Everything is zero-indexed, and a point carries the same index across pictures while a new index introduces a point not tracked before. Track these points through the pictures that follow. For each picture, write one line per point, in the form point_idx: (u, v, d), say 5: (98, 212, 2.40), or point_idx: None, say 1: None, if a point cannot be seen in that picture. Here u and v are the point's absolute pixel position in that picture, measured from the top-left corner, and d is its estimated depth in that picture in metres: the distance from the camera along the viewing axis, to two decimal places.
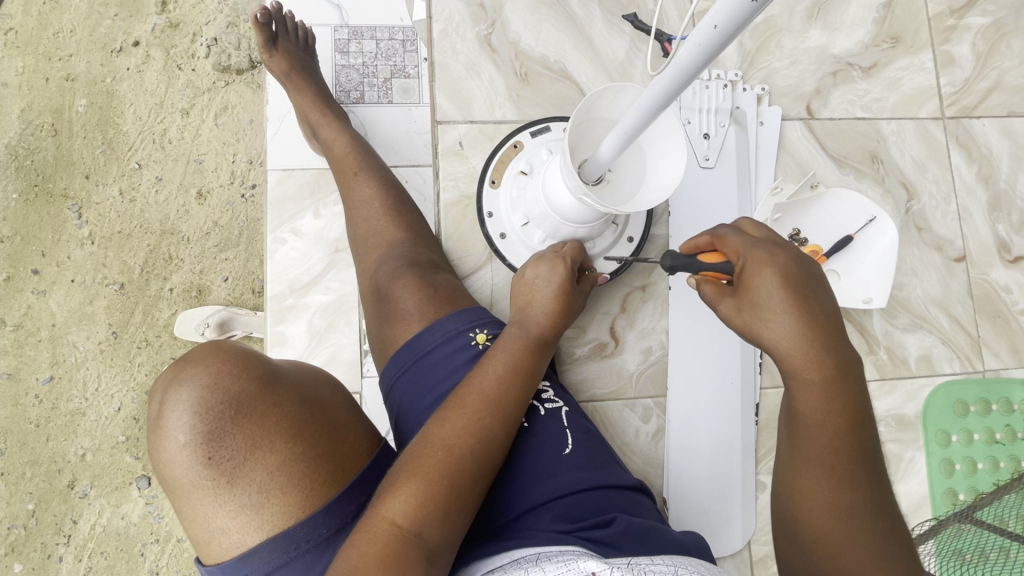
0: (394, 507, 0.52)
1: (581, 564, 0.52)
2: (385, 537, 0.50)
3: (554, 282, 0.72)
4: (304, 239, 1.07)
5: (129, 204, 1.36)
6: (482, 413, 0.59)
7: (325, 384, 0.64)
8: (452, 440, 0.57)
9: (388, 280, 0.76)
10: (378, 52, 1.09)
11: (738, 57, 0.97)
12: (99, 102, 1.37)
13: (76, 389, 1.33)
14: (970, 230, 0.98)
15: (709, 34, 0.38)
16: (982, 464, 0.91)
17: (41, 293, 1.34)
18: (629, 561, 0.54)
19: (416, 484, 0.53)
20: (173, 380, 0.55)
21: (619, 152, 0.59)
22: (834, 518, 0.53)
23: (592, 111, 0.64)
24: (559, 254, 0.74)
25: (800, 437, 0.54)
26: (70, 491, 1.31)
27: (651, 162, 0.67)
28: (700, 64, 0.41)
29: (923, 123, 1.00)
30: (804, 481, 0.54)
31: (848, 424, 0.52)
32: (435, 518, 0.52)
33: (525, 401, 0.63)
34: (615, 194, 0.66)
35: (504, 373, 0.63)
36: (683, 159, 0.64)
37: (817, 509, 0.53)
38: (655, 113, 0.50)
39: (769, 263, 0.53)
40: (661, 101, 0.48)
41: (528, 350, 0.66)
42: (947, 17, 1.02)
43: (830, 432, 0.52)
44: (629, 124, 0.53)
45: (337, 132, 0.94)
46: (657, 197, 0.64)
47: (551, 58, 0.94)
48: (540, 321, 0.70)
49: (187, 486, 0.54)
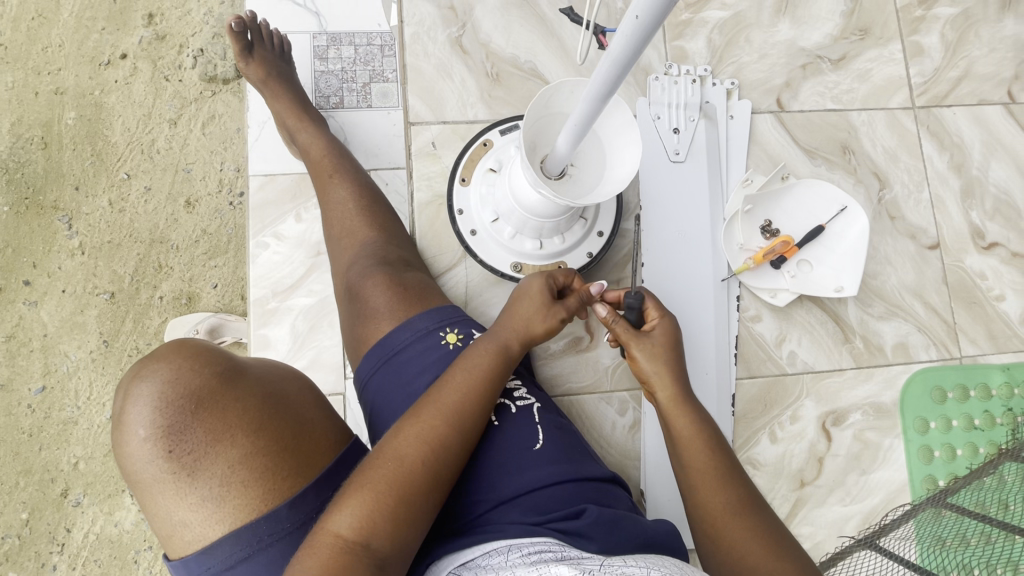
0: (341, 521, 0.54)
1: (553, 569, 0.53)
2: (331, 549, 0.52)
3: (527, 296, 0.72)
4: (286, 242, 1.09)
5: (118, 214, 1.38)
6: (438, 424, 0.60)
7: (291, 381, 0.65)
8: (404, 452, 0.58)
9: (359, 279, 0.77)
10: (357, 57, 1.11)
11: (707, 52, 0.98)
12: (88, 115, 1.39)
13: (69, 398, 1.34)
14: (943, 218, 0.98)
15: (634, 24, 0.40)
16: (960, 450, 0.92)
17: (33, 304, 1.36)
18: (602, 563, 0.54)
19: (366, 498, 0.55)
20: (134, 377, 0.57)
21: (574, 145, 0.60)
22: (731, 522, 0.59)
23: (549, 107, 0.65)
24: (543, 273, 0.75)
25: (680, 456, 0.64)
26: (63, 500, 1.32)
27: (610, 155, 0.68)
28: (633, 52, 0.43)
29: (894, 113, 1.01)
30: (698, 491, 0.62)
31: (711, 443, 0.63)
32: (382, 530, 0.54)
33: (486, 408, 0.64)
34: (576, 186, 0.67)
35: (467, 384, 0.63)
36: (639, 152, 0.65)
37: (721, 514, 0.60)
38: (599, 105, 0.52)
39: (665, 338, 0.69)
40: (605, 91, 0.50)
41: (491, 361, 0.66)
42: (915, 9, 1.03)
43: (699, 450, 0.63)
44: (579, 117, 0.55)
45: (313, 137, 0.95)
46: (614, 188, 0.65)
47: (522, 57, 0.95)
48: (508, 332, 0.69)
49: (149, 481, 0.56)
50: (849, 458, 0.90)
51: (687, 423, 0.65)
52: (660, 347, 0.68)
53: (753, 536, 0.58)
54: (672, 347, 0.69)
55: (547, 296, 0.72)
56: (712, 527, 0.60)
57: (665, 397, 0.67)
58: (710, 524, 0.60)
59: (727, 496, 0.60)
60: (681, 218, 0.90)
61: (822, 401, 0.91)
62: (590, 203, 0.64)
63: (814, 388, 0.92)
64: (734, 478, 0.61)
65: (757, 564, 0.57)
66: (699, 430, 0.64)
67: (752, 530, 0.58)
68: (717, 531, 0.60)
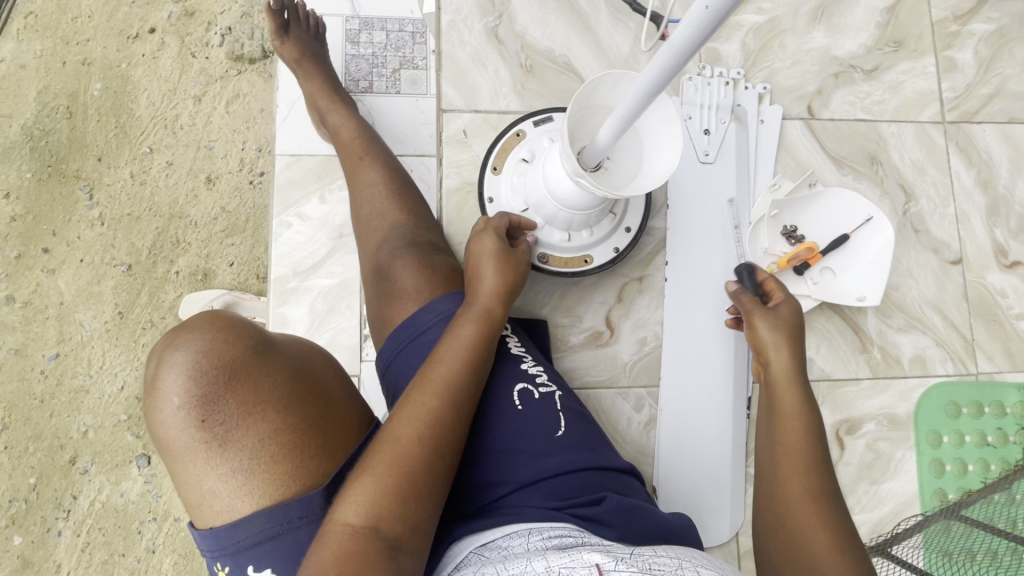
0: (346, 508, 0.53)
1: (584, 556, 0.53)
2: (342, 536, 0.52)
3: (489, 254, 0.73)
4: (309, 223, 1.09)
5: (139, 186, 1.39)
6: (426, 399, 0.60)
7: (319, 360, 0.66)
8: (400, 433, 0.58)
9: (388, 260, 0.78)
10: (388, 43, 1.11)
11: (740, 56, 0.98)
12: (113, 86, 1.40)
13: (81, 366, 1.35)
14: (967, 234, 0.99)
15: (702, 16, 0.39)
16: (972, 466, 0.92)
17: (50, 271, 1.37)
18: (632, 552, 0.55)
19: (366, 482, 0.55)
20: (170, 347, 0.58)
21: (618, 137, 0.60)
22: (813, 508, 0.57)
23: (592, 98, 0.65)
24: (485, 226, 0.77)
25: (773, 426, 0.64)
26: (71, 467, 1.33)
27: (648, 150, 0.68)
28: (697, 43, 0.42)
29: (924, 127, 1.01)
30: (788, 470, 0.60)
31: (809, 428, 0.62)
32: (388, 513, 0.54)
33: (475, 377, 0.63)
34: (614, 180, 0.67)
35: (456, 355, 0.63)
36: (679, 148, 0.65)
37: (802, 495, 0.58)
38: (649, 96, 0.52)
39: (790, 311, 0.71)
40: (660, 82, 0.49)
41: (473, 327, 0.66)
42: (950, 23, 1.03)
43: (797, 427, 0.62)
44: (628, 107, 0.54)
45: (344, 119, 0.96)
46: (652, 183, 0.65)
47: (556, 51, 0.95)
48: (485, 292, 0.69)
49: (180, 449, 0.56)
50: (860, 467, 0.91)
51: (795, 398, 0.64)
52: (799, 339, 0.69)
53: (823, 533, 0.55)
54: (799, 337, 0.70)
55: (498, 244, 0.74)
56: (791, 509, 0.58)
57: (780, 376, 0.66)
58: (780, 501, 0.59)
59: (822, 487, 0.58)
60: (707, 220, 0.91)
61: (837, 409, 0.92)
62: (627, 195, 0.64)
63: (830, 395, 0.92)
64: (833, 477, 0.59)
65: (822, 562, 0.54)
66: (813, 420, 0.63)
67: (832, 529, 0.55)
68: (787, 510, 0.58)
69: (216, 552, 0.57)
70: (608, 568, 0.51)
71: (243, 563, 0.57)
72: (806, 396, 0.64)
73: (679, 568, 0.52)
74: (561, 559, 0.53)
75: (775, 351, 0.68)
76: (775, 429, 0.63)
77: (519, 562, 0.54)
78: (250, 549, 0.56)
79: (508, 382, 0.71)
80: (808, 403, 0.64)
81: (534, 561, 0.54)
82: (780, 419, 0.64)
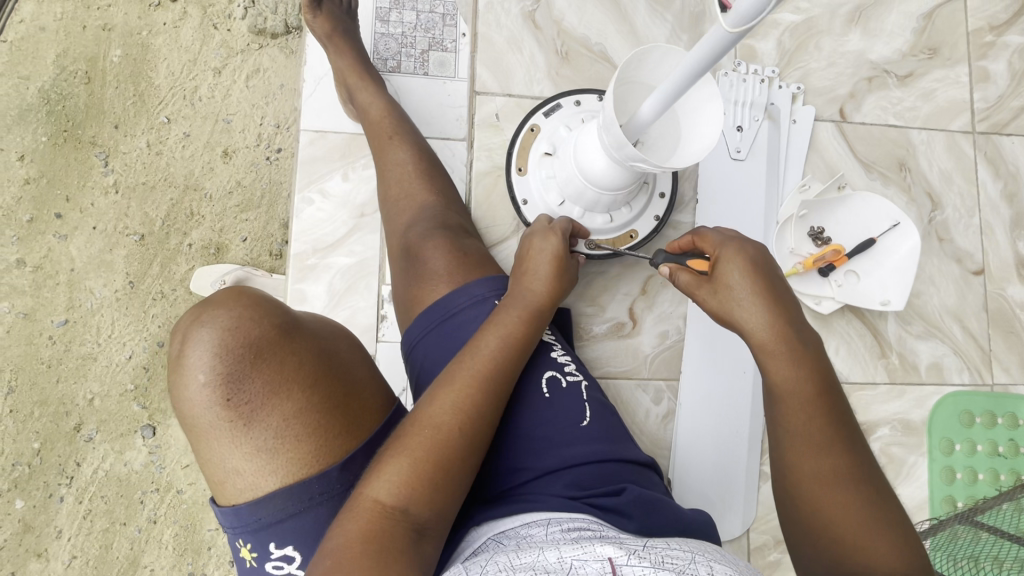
0: (378, 487, 0.53)
1: (598, 548, 0.53)
2: (370, 515, 0.52)
3: (549, 253, 0.72)
4: (330, 201, 1.08)
5: (155, 156, 1.38)
6: (472, 390, 0.60)
7: (343, 340, 0.64)
8: (440, 419, 0.58)
9: (419, 240, 0.77)
10: (418, 23, 1.02)
11: (776, 55, 0.98)
12: (133, 54, 1.38)
13: (89, 334, 1.35)
14: (990, 245, 0.99)
15: None
16: (982, 475, 0.93)
17: (63, 237, 1.36)
18: (644, 544, 0.55)
19: (402, 463, 0.55)
20: (194, 322, 0.56)
21: (667, 110, 0.58)
22: (841, 501, 0.53)
23: (623, 77, 0.62)
24: (551, 226, 0.75)
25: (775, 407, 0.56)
26: (76, 434, 1.33)
27: (687, 114, 0.67)
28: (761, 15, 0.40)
29: (953, 136, 1.01)
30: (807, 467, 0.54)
31: (817, 395, 0.55)
32: (420, 497, 0.54)
33: (515, 372, 0.64)
34: (658, 154, 0.66)
35: (497, 347, 0.63)
36: (720, 104, 0.64)
37: (823, 487, 0.53)
38: (704, 68, 0.50)
39: (737, 257, 0.59)
40: (716, 51, 0.48)
41: (522, 325, 0.66)
42: (985, 33, 1.03)
43: (797, 395, 0.55)
44: (678, 79, 0.53)
45: (373, 96, 0.93)
46: (703, 144, 0.65)
47: (592, 39, 0.97)
48: (537, 291, 0.69)
49: (205, 427, 0.55)
50: None
51: (789, 365, 0.55)
52: (772, 289, 0.58)
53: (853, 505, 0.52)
54: (766, 276, 0.59)
55: (562, 248, 0.72)
56: (820, 509, 0.53)
57: (765, 342, 0.57)
58: (805, 482, 0.54)
59: (846, 468, 0.53)
60: (738, 216, 0.91)
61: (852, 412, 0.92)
62: (684, 163, 0.64)
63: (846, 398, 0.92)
64: (856, 445, 0.55)
65: (855, 532, 0.52)
66: (818, 391, 0.55)
67: (859, 505, 0.52)
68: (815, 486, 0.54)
69: (237, 529, 0.56)
70: (620, 563, 0.51)
71: (264, 540, 0.56)
72: (802, 366, 0.56)
73: (692, 563, 0.52)
74: (574, 550, 0.53)
75: (749, 321, 0.57)
76: (784, 424, 0.56)
77: (534, 553, 0.54)
78: (272, 526, 0.56)
79: (537, 369, 0.71)
80: (809, 372, 0.55)
81: (549, 552, 0.54)
82: (785, 407, 0.56)
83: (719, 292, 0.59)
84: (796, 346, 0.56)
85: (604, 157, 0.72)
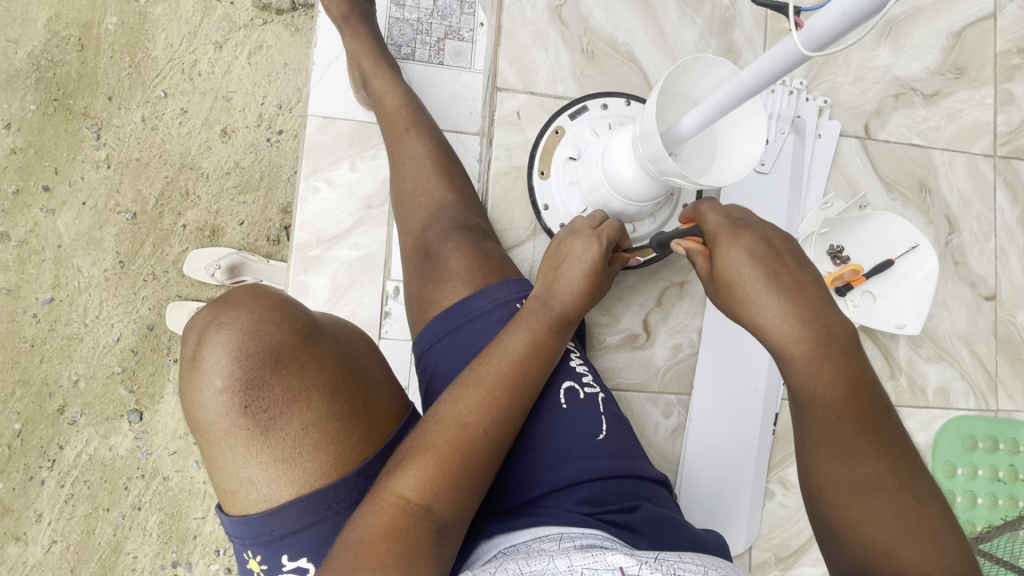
0: (403, 482, 0.51)
1: (608, 557, 0.50)
2: (393, 510, 0.49)
3: (587, 261, 0.68)
4: (337, 190, 1.03)
5: (150, 131, 1.32)
6: (500, 391, 0.58)
7: (360, 343, 0.61)
8: (466, 419, 0.56)
9: (438, 241, 0.74)
10: (435, 9, 0.98)
11: (803, 67, 0.96)
12: (130, 23, 1.32)
13: (76, 313, 1.29)
14: (1003, 270, 0.98)
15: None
16: (982, 499, 0.92)
17: (49, 212, 1.30)
18: (656, 556, 0.51)
19: (428, 461, 0.53)
20: (211, 323, 0.53)
21: (710, 124, 0.56)
22: (879, 505, 0.50)
23: (662, 87, 0.60)
24: (596, 233, 0.69)
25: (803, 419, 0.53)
26: (59, 416, 1.28)
27: (725, 131, 0.65)
28: (847, 27, 0.38)
29: (975, 159, 1.00)
30: (835, 473, 0.51)
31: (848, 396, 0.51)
32: (445, 496, 0.52)
33: (542, 379, 0.62)
34: (693, 170, 0.64)
35: (523, 350, 0.61)
36: (760, 125, 0.63)
37: (854, 491, 0.50)
38: (758, 85, 0.48)
39: (737, 243, 0.53)
40: (780, 69, 0.45)
41: (548, 331, 0.64)
42: (1013, 56, 1.01)
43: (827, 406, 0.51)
44: (730, 94, 0.50)
45: (390, 84, 0.89)
46: (742, 162, 0.64)
47: (620, 39, 0.94)
48: (565, 298, 0.67)
49: (219, 434, 0.52)
50: None
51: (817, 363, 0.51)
52: (787, 278, 0.52)
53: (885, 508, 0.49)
54: (773, 261, 0.53)
55: (599, 260, 0.68)
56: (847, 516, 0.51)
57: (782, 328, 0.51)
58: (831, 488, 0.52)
59: (885, 475, 0.50)
60: None
61: None
62: (725, 181, 0.63)
63: None
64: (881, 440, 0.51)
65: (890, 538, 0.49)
66: (848, 396, 0.51)
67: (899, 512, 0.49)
68: (852, 490, 0.51)
69: (247, 540, 0.53)
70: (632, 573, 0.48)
71: (276, 552, 0.53)
72: (827, 370, 0.51)
73: None
74: (584, 559, 0.51)
75: (767, 321, 0.52)
76: (809, 428, 0.52)
77: (541, 562, 0.52)
78: (284, 538, 0.53)
79: (556, 378, 0.68)
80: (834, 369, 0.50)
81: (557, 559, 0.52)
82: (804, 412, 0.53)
83: (727, 292, 0.54)
84: (818, 346, 0.51)
85: (633, 166, 0.70)
